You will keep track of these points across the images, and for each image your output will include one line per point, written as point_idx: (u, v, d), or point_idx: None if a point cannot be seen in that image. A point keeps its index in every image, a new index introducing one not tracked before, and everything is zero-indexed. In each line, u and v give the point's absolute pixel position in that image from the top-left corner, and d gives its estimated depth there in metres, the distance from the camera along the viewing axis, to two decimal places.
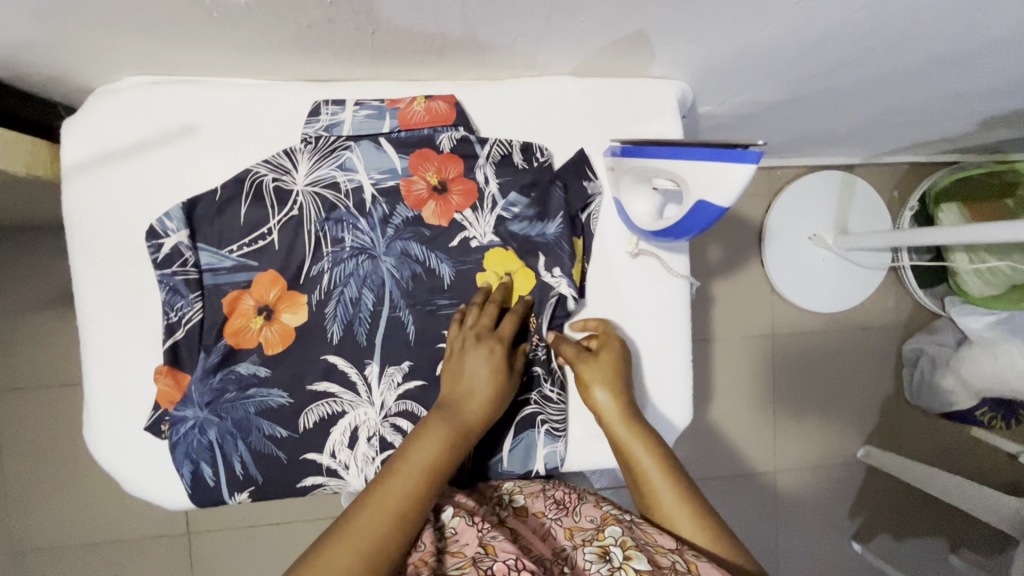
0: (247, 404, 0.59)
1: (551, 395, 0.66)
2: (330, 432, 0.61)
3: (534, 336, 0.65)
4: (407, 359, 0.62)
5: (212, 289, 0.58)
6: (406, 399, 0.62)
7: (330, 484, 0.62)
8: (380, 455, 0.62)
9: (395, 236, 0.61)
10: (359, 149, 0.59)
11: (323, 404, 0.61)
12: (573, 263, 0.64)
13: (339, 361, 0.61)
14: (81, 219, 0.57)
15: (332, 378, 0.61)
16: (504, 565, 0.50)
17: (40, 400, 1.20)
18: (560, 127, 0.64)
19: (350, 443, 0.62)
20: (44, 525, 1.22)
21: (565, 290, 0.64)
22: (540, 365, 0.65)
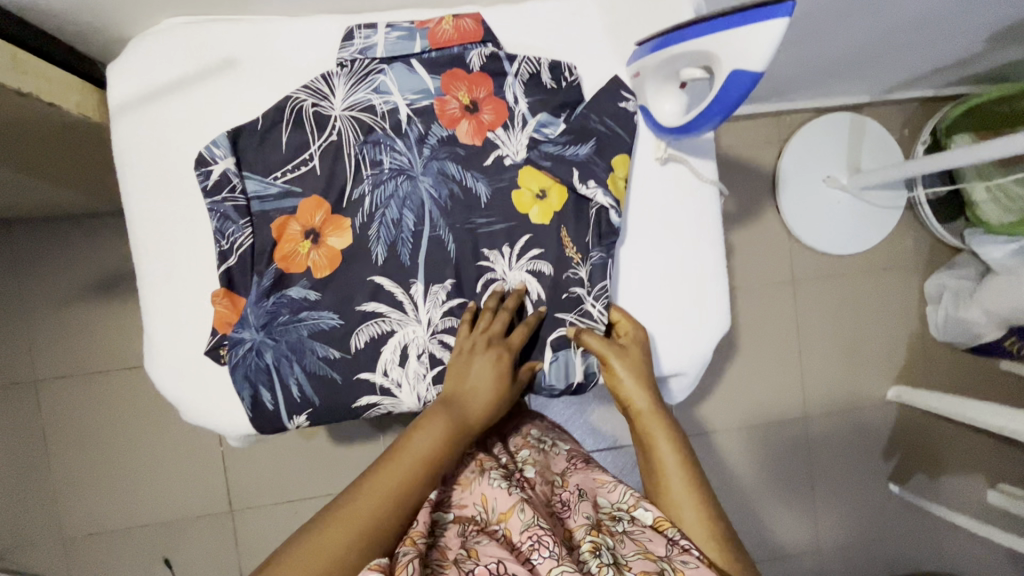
0: (300, 327, 0.61)
1: (594, 310, 0.65)
2: (381, 352, 0.62)
3: (573, 256, 0.65)
4: (450, 277, 0.63)
5: (260, 216, 0.60)
6: (451, 316, 0.64)
7: (385, 403, 0.64)
8: (431, 371, 0.63)
9: (432, 156, 0.63)
10: (392, 71, 0.61)
11: (372, 325, 0.62)
12: (608, 174, 0.64)
13: (385, 281, 0.62)
14: (130, 156, 0.59)
15: (380, 299, 0.62)
16: (485, 567, 0.50)
17: (82, 386, 1.22)
18: (582, 43, 0.65)
19: (401, 362, 0.63)
20: (92, 509, 1.24)
21: (602, 201, 0.64)
22: (581, 284, 0.65)
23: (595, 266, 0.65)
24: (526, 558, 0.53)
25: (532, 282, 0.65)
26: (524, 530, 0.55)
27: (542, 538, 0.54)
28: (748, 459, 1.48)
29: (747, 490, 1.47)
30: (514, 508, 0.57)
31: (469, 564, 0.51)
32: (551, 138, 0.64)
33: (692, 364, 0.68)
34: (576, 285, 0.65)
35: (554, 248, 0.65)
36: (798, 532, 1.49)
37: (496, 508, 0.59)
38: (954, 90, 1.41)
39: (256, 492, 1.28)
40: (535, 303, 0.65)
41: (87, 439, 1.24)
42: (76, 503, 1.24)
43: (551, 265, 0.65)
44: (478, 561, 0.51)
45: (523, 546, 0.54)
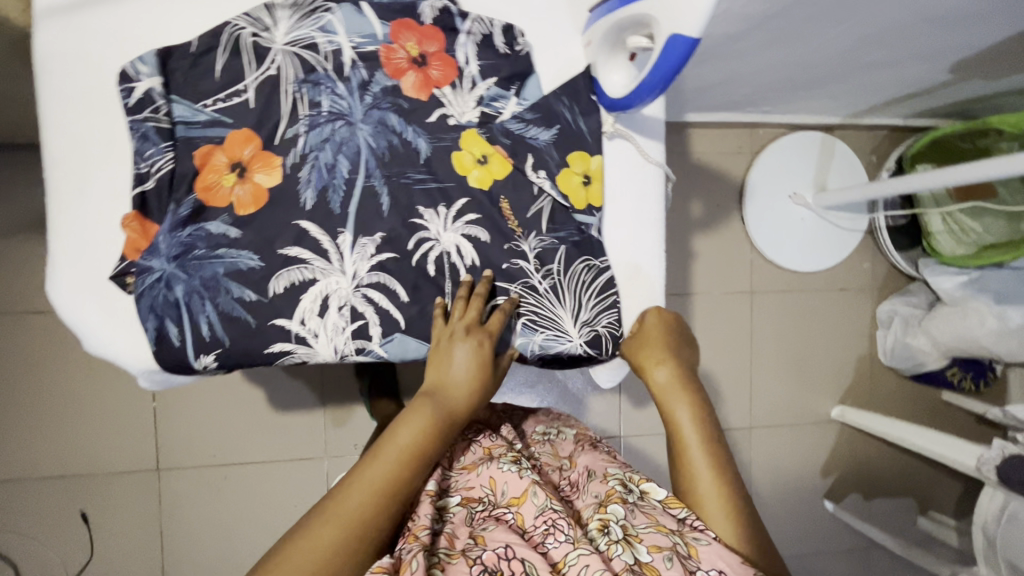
0: (215, 264, 0.58)
1: (537, 287, 0.64)
2: (300, 299, 0.60)
3: (513, 231, 0.64)
4: (380, 231, 0.61)
5: (184, 142, 0.57)
6: (379, 271, 0.62)
7: (299, 352, 0.61)
8: (351, 326, 0.61)
9: (373, 105, 0.60)
10: (341, 12, 0.58)
11: (293, 271, 0.60)
12: (563, 168, 0.63)
13: (311, 227, 0.60)
14: (51, 65, 0.56)
15: (304, 244, 0.60)
16: (494, 553, 0.54)
17: (9, 325, 1.18)
18: (537, 8, 0.63)
19: (321, 312, 0.61)
20: (9, 455, 1.21)
21: (550, 192, 0.63)
22: (524, 260, 0.64)
23: (543, 246, 0.64)
24: (539, 541, 0.57)
25: (467, 245, 0.63)
26: (536, 513, 0.60)
27: (555, 519, 0.58)
28: None
29: None
30: (527, 492, 0.62)
31: (478, 551, 0.54)
32: (505, 116, 0.63)
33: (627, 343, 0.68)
34: (518, 258, 0.64)
35: (494, 217, 0.63)
36: None
37: (505, 491, 0.64)
38: (921, 122, 1.44)
39: (185, 452, 1.26)
40: (468, 269, 0.63)
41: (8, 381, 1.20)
42: None
43: (487, 233, 0.63)
44: (487, 547, 0.55)
45: (536, 530, 0.58)
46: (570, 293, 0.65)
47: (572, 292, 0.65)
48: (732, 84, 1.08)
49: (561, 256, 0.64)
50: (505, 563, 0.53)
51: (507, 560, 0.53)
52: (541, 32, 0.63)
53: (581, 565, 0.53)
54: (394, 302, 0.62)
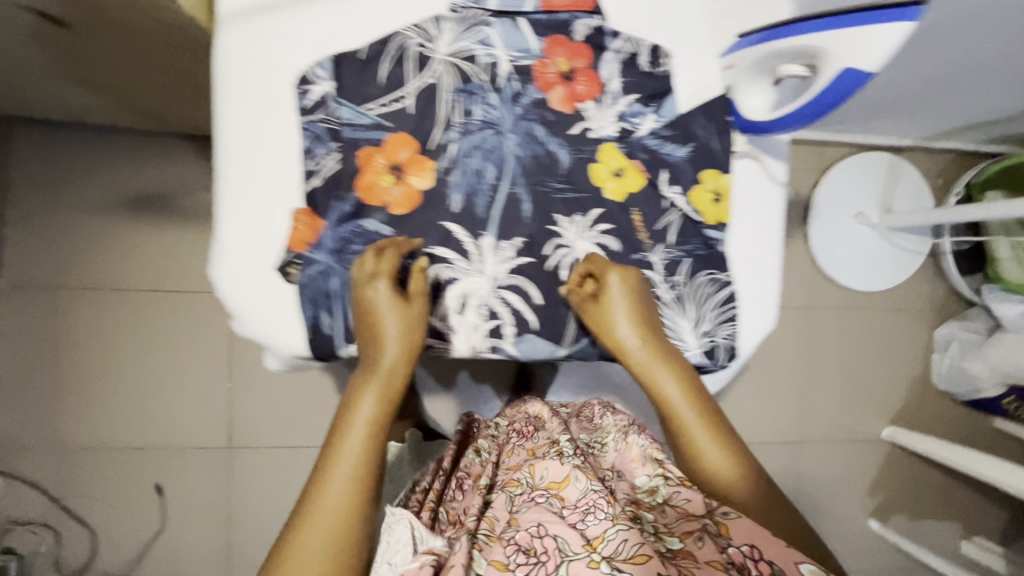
0: None
1: (662, 296, 0.67)
2: (443, 296, 0.64)
3: (644, 242, 0.66)
4: (520, 235, 0.64)
5: (350, 143, 0.61)
6: (517, 274, 0.65)
7: (437, 347, 0.65)
8: (487, 323, 0.65)
9: (522, 116, 0.63)
10: (500, 26, 0.62)
11: (438, 269, 0.63)
12: (695, 185, 0.66)
13: (457, 229, 0.63)
14: (231, 66, 0.60)
15: (449, 245, 0.63)
16: (528, 533, 0.52)
17: (104, 300, 1.26)
18: (679, 28, 0.65)
19: (460, 309, 0.64)
20: (96, 422, 1.28)
21: (682, 207, 0.66)
22: (653, 271, 0.66)
23: (669, 258, 0.67)
24: (577, 519, 0.54)
25: (598, 253, 0.66)
26: (580, 496, 0.57)
27: (591, 497, 0.56)
28: None
29: None
30: (569, 476, 0.58)
31: (512, 532, 0.53)
32: (642, 131, 0.65)
33: (739, 353, 0.70)
34: (647, 268, 0.66)
35: (625, 228, 0.66)
36: None
37: (544, 475, 0.60)
38: (994, 147, 1.44)
39: (257, 431, 1.32)
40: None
41: (99, 352, 1.27)
42: (79, 412, 1.28)
43: (618, 242, 0.66)
44: (519, 527, 0.53)
45: (575, 510, 0.56)
46: (693, 303, 0.67)
47: (695, 303, 0.67)
48: None
49: (686, 268, 0.67)
50: (539, 542, 0.51)
51: (540, 538, 0.51)
52: (681, 53, 0.66)
53: (619, 539, 0.51)
54: (528, 304, 0.65)
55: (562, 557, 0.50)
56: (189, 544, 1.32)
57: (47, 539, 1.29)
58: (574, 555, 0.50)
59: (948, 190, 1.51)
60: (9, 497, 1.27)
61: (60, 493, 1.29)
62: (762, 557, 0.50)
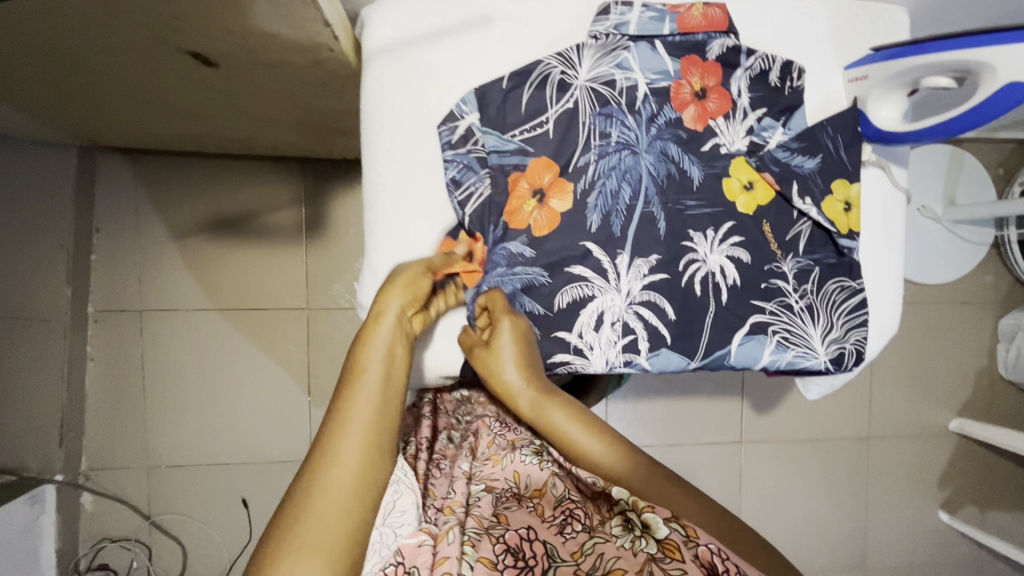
0: (512, 280, 0.63)
1: (791, 305, 0.67)
2: (579, 314, 0.63)
3: (775, 252, 0.67)
4: (654, 253, 0.64)
5: (498, 168, 0.62)
6: (650, 290, 0.63)
7: (574, 363, 0.63)
8: (622, 340, 0.63)
9: (656, 136, 0.64)
10: (637, 50, 0.63)
11: (576, 287, 0.62)
12: (827, 195, 0.67)
13: (595, 249, 0.63)
14: (381, 99, 0.62)
15: (587, 263, 0.63)
16: (516, 534, 0.53)
17: (188, 320, 1.30)
18: (805, 43, 0.67)
19: (596, 326, 0.63)
20: (181, 440, 1.32)
21: (814, 218, 0.67)
22: (782, 280, 0.67)
23: (799, 267, 0.67)
24: (558, 527, 0.56)
25: (730, 266, 0.65)
26: (555, 503, 0.60)
27: (572, 510, 0.58)
28: (806, 471, 1.51)
29: (798, 502, 1.51)
30: (547, 483, 0.62)
31: (502, 530, 0.54)
32: (771, 144, 0.67)
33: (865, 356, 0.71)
34: (778, 278, 0.66)
35: (757, 240, 0.66)
36: (843, 549, 1.53)
37: (528, 482, 0.63)
38: None
39: None
40: (730, 288, 0.65)
41: (185, 371, 1.31)
42: (167, 430, 1.31)
43: (749, 254, 0.66)
44: (510, 528, 0.55)
45: (554, 518, 0.57)
46: (824, 311, 0.68)
47: (825, 311, 0.68)
48: None
49: (815, 276, 0.67)
50: (527, 544, 0.53)
51: (529, 541, 0.53)
52: (809, 67, 0.67)
53: (597, 553, 0.52)
54: (663, 320, 0.64)
55: (550, 563, 0.51)
56: None
57: (140, 554, 1.32)
58: (562, 561, 0.51)
59: (1009, 181, 1.50)
60: (103, 515, 1.30)
61: (149, 510, 1.32)
62: (730, 559, 0.49)
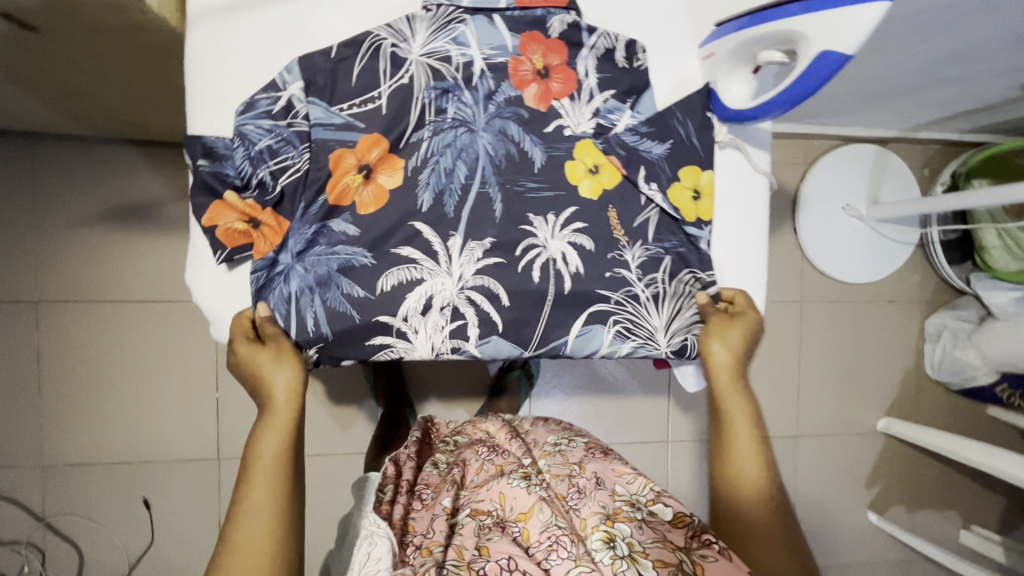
0: (332, 259, 0.59)
1: (638, 296, 0.65)
2: (405, 297, 0.60)
3: (623, 241, 0.64)
4: (490, 236, 0.61)
5: (319, 144, 0.58)
6: (484, 275, 0.61)
7: (397, 347, 0.60)
8: (450, 326, 0.61)
9: (495, 114, 0.62)
10: (474, 23, 0.61)
11: (402, 269, 0.60)
12: (674, 182, 0.65)
13: (424, 229, 0.60)
14: (195, 60, 0.58)
15: (415, 244, 0.60)
16: (497, 565, 0.56)
17: (85, 312, 1.25)
18: (654, 18, 0.65)
19: (423, 311, 0.60)
20: (76, 437, 1.26)
21: (661, 204, 0.65)
22: (629, 270, 0.64)
23: (647, 256, 0.65)
24: (542, 557, 0.58)
25: (573, 253, 0.63)
26: (542, 529, 0.60)
27: (558, 535, 0.59)
28: None
29: None
30: (533, 508, 0.62)
31: (483, 563, 0.56)
32: (619, 127, 0.65)
33: None
34: (621, 267, 0.64)
35: (600, 225, 0.64)
36: None
37: (513, 506, 0.64)
38: (976, 137, 1.44)
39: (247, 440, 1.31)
40: (573, 276, 0.63)
41: (86, 366, 1.26)
42: (65, 428, 1.26)
43: (593, 242, 0.64)
44: (490, 558, 0.57)
45: (540, 545, 0.59)
46: (670, 302, 0.66)
47: (671, 301, 0.66)
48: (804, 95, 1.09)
49: (666, 265, 0.65)
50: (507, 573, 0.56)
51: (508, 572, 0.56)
52: (659, 46, 0.65)
53: None
54: (496, 307, 0.61)
55: None
56: (180, 558, 1.30)
57: (32, 558, 1.25)
58: None
59: (934, 181, 1.51)
60: None
61: (43, 511, 1.26)
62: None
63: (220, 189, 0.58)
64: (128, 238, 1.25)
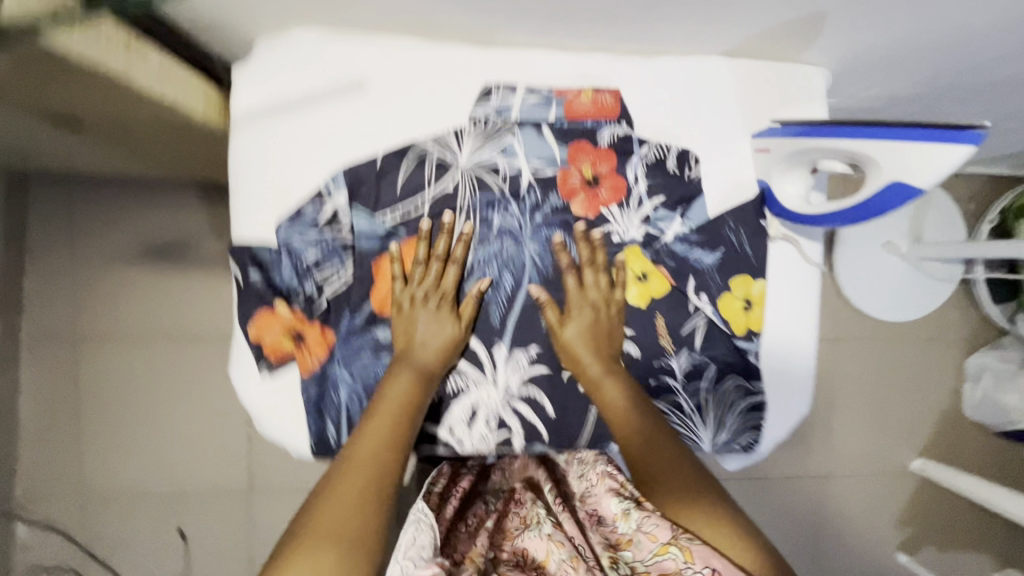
0: (378, 368, 0.61)
1: (682, 406, 0.65)
2: (452, 406, 0.62)
3: (668, 349, 0.65)
4: (534, 345, 0.63)
5: (362, 253, 0.60)
6: (530, 384, 0.63)
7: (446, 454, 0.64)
8: (495, 435, 0.63)
9: (542, 223, 0.62)
10: (522, 135, 0.62)
11: (448, 379, 0.62)
12: (724, 292, 0.64)
13: (470, 338, 0.62)
14: (246, 169, 0.59)
15: (461, 354, 0.62)
16: None
17: (122, 348, 1.27)
18: (705, 113, 0.64)
19: (469, 421, 0.62)
20: (116, 468, 1.30)
21: (710, 315, 0.64)
22: (674, 378, 0.65)
23: (693, 364, 0.65)
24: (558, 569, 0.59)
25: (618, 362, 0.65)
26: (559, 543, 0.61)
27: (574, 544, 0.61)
28: (762, 508, 1.48)
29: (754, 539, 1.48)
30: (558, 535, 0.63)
31: None
32: (668, 236, 0.64)
33: (758, 448, 0.68)
34: (668, 375, 0.65)
35: (646, 333, 0.65)
36: None
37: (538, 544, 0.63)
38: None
39: (277, 474, 1.33)
40: None
41: (124, 400, 1.29)
42: (104, 459, 1.29)
43: (638, 349, 0.65)
44: None
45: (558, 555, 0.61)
46: (715, 411, 0.66)
47: (716, 410, 0.66)
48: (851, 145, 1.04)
49: (711, 374, 0.65)
50: None
51: None
52: (709, 146, 0.64)
53: None
54: (540, 416, 0.63)
55: None
56: None
57: None
58: None
59: (981, 216, 1.45)
60: (37, 545, 1.29)
61: (84, 539, 1.30)
62: None
63: (271, 300, 0.59)
64: (164, 276, 1.27)
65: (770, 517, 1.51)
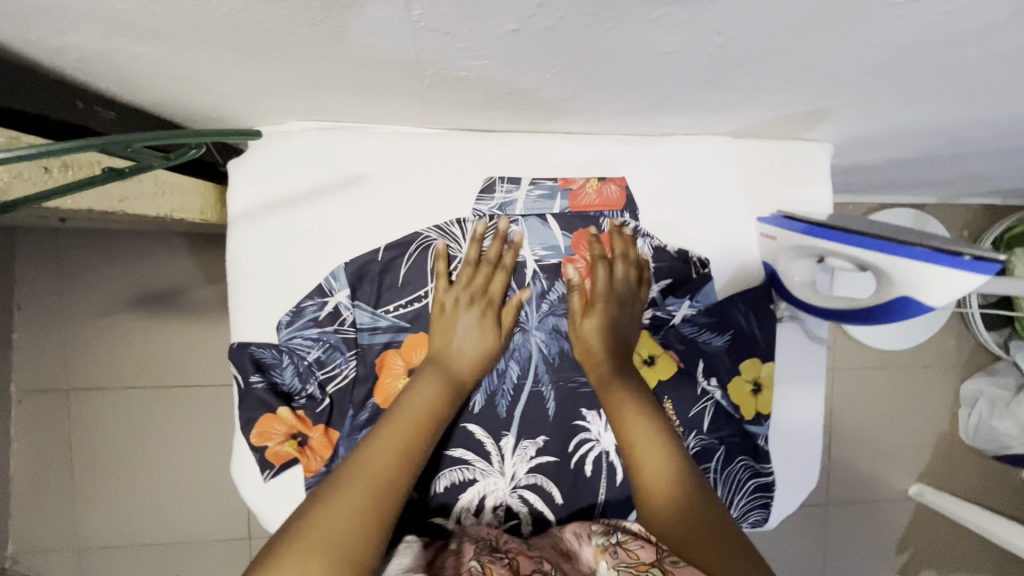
0: None
1: None
2: (459, 499, 0.61)
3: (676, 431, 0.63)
4: (542, 434, 0.62)
5: (367, 347, 0.59)
6: (537, 473, 0.62)
7: None
8: (503, 525, 0.62)
9: (548, 312, 0.63)
10: (525, 224, 0.62)
11: (455, 471, 0.61)
12: (734, 375, 0.64)
13: (476, 430, 0.61)
14: (246, 266, 0.58)
15: (468, 446, 0.61)
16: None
17: (113, 400, 1.23)
18: (712, 196, 0.63)
19: (477, 511, 0.61)
20: (108, 522, 1.25)
21: (719, 399, 0.64)
22: None
23: (702, 446, 0.63)
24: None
25: None
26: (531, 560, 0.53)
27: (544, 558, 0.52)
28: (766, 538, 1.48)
29: None
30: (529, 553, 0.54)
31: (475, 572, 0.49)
32: (677, 319, 0.66)
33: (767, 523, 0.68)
34: None
35: None
36: None
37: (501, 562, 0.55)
38: None
39: None
40: None
41: (116, 452, 1.25)
42: (96, 513, 1.25)
43: None
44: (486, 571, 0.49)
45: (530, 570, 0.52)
46: (725, 494, 0.64)
47: (727, 493, 0.64)
48: (849, 190, 1.04)
49: (720, 456, 0.64)
50: None
51: None
52: (714, 229, 0.64)
53: None
54: (549, 504, 0.62)
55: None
56: None
57: None
58: None
59: None
60: None
61: None
62: None
63: (273, 403, 0.58)
64: (155, 325, 1.24)
65: (775, 545, 1.51)
